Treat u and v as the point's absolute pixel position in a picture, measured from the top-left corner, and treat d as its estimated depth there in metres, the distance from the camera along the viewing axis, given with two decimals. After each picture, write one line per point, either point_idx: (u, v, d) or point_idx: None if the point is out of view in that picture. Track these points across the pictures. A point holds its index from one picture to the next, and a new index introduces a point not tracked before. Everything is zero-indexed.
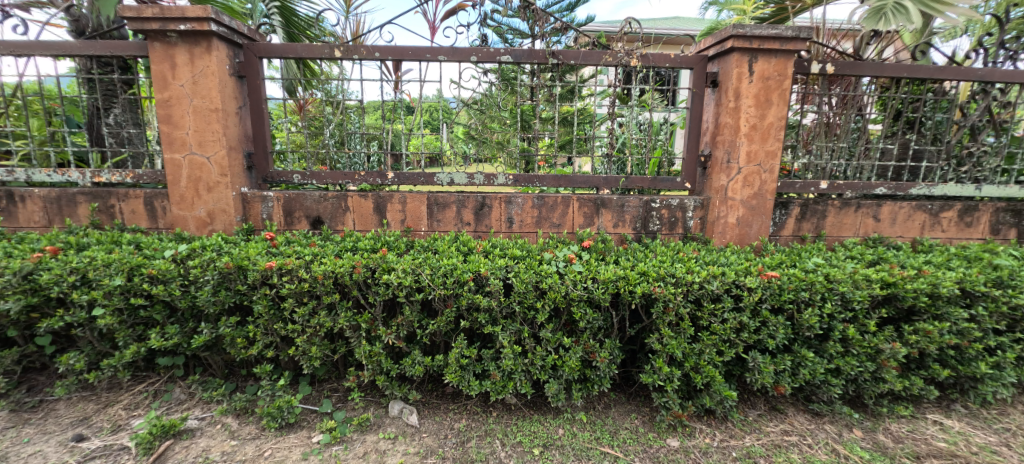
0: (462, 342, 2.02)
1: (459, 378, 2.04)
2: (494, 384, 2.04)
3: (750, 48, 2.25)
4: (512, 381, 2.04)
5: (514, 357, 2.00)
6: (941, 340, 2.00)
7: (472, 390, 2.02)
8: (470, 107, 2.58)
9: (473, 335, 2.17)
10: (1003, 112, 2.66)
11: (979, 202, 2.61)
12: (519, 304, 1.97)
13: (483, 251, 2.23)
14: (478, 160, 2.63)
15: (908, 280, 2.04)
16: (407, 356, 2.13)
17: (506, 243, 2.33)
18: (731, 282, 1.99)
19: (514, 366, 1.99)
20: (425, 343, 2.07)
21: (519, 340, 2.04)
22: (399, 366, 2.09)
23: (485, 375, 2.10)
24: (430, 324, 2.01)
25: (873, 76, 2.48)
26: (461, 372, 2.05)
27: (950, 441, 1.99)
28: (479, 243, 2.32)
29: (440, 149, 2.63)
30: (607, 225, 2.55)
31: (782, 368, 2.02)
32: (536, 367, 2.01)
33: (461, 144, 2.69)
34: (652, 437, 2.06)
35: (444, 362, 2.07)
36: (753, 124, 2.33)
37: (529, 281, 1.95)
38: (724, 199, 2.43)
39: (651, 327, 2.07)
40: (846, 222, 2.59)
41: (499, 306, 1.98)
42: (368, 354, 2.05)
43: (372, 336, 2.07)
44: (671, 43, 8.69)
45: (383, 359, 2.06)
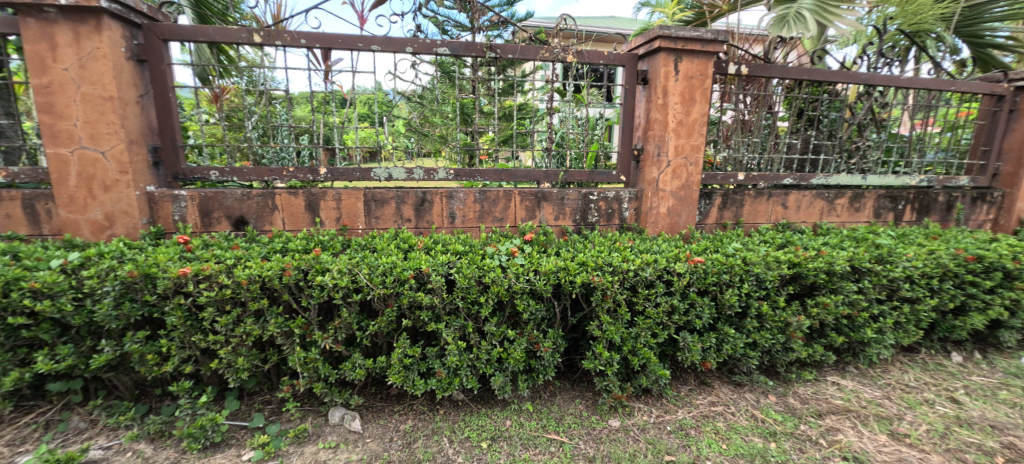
0: (407, 341, 1.97)
1: (403, 378, 1.99)
2: (439, 382, 2.02)
3: (675, 48, 2.40)
4: (458, 377, 2.03)
5: (459, 353, 1.99)
6: (837, 311, 2.29)
7: (417, 389, 1.99)
8: (411, 101, 2.49)
9: (417, 333, 2.12)
10: (880, 111, 3.07)
11: (864, 190, 3.00)
12: (463, 299, 1.95)
13: (425, 247, 2.18)
14: (420, 155, 2.58)
15: (810, 260, 2.30)
16: (347, 360, 2.04)
17: (446, 239, 2.29)
18: (663, 268, 2.12)
19: (461, 362, 1.98)
20: (366, 344, 1.99)
21: (464, 336, 2.02)
22: (339, 371, 2.00)
23: (429, 373, 2.07)
24: (371, 325, 1.93)
25: (780, 77, 2.74)
26: (404, 372, 2.00)
27: (845, 399, 2.29)
28: (420, 239, 2.27)
29: (382, 143, 2.52)
30: (549, 218, 2.60)
31: (708, 345, 2.20)
32: (481, 362, 2.02)
33: (403, 139, 2.60)
34: (595, 419, 2.16)
35: (386, 363, 2.01)
36: (680, 120, 2.49)
37: (473, 276, 1.94)
38: (656, 191, 2.58)
39: (591, 315, 2.15)
40: (760, 209, 2.85)
41: (442, 303, 1.95)
42: (304, 361, 1.93)
43: (307, 342, 1.96)
44: (605, 42, 8.99)
45: (321, 365, 1.96)
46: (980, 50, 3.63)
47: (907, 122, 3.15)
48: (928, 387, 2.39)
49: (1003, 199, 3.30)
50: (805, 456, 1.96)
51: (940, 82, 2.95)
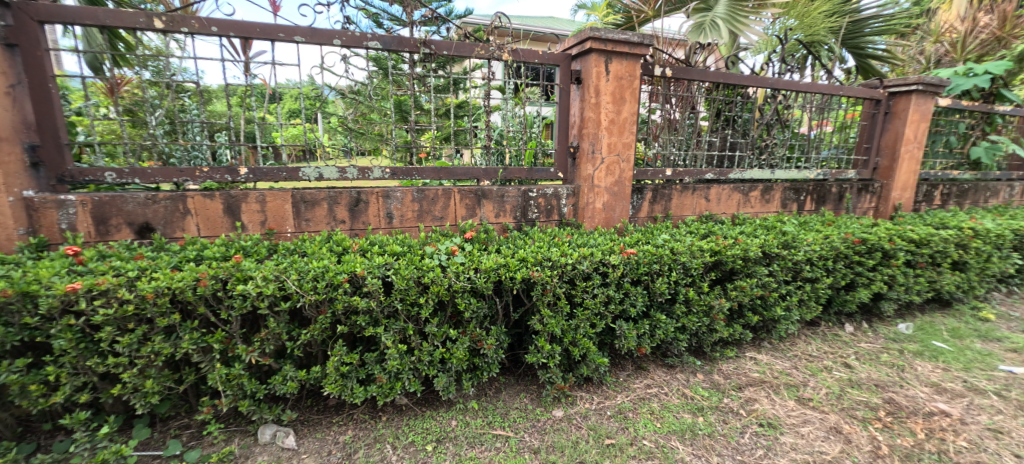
0: (343, 348, 1.88)
1: (340, 387, 1.90)
2: (380, 388, 1.95)
3: (605, 50, 2.50)
4: (400, 381, 1.97)
5: (400, 356, 1.93)
6: (752, 293, 2.54)
7: (356, 397, 1.91)
8: (346, 97, 2.39)
9: (355, 340, 2.02)
10: (784, 112, 3.43)
11: (773, 183, 3.34)
12: (402, 301, 1.89)
13: (360, 250, 2.07)
14: (361, 153, 2.47)
15: (728, 248, 2.52)
16: (277, 373, 1.91)
17: (382, 240, 2.20)
18: (599, 261, 2.21)
19: (402, 365, 1.93)
20: (298, 354, 1.87)
21: (405, 338, 1.97)
22: (268, 386, 1.86)
23: (369, 380, 1.99)
24: (303, 334, 1.81)
25: (700, 80, 2.96)
26: (342, 381, 1.91)
27: (761, 371, 2.54)
28: (356, 241, 2.16)
29: (316, 141, 2.37)
30: (489, 216, 2.60)
31: (642, 331, 2.34)
32: (423, 364, 1.97)
33: (338, 137, 2.47)
34: (540, 411, 2.21)
35: (322, 373, 1.91)
36: (612, 118, 2.61)
37: (412, 277, 1.88)
38: (592, 187, 2.68)
39: (532, 309, 2.19)
40: (686, 203, 3.07)
41: (380, 307, 1.87)
42: (226, 378, 1.78)
43: (230, 357, 1.80)
44: (541, 42, 9.16)
45: (247, 381, 1.81)
46: (862, 60, 4.17)
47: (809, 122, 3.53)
48: (826, 356, 2.72)
49: (882, 189, 3.82)
50: (728, 426, 2.14)
51: (830, 87, 3.34)
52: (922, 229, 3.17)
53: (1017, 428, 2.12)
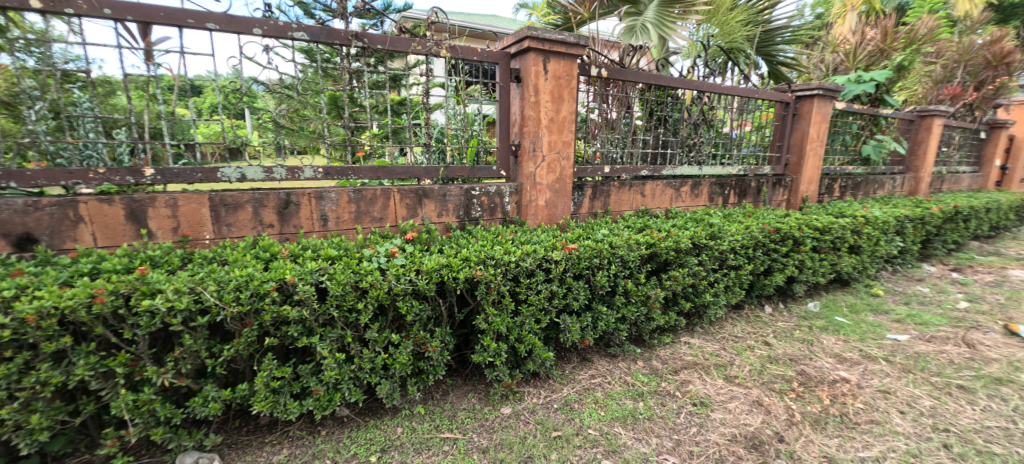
0: (274, 362, 1.73)
1: (272, 404, 1.75)
2: (317, 401, 1.82)
3: (543, 49, 2.53)
4: (339, 392, 1.85)
5: (338, 366, 1.80)
6: (683, 282, 2.72)
7: (290, 413, 1.77)
8: (276, 92, 2.23)
9: (287, 352, 1.87)
10: (709, 113, 3.69)
11: (701, 179, 3.59)
12: (338, 308, 1.74)
13: (291, 255, 1.91)
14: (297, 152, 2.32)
15: (662, 241, 2.66)
16: (197, 395, 1.72)
17: (315, 244, 2.03)
18: (542, 257, 2.22)
19: (341, 376, 1.81)
20: (221, 372, 1.69)
21: (343, 347, 1.84)
22: (186, 409, 1.67)
23: (305, 393, 1.85)
24: (224, 351, 1.63)
25: (634, 81, 3.10)
26: (273, 397, 1.76)
27: (694, 354, 2.73)
28: (285, 246, 1.98)
29: (241, 139, 2.18)
30: (431, 215, 2.52)
31: (585, 324, 2.41)
32: (365, 372, 1.86)
33: (267, 134, 2.29)
34: (488, 410, 2.20)
35: (250, 391, 1.74)
36: (551, 117, 2.65)
37: (349, 282, 1.74)
38: (534, 185, 2.71)
39: (477, 309, 2.14)
40: (624, 198, 3.21)
41: (313, 316, 1.71)
42: (134, 405, 1.57)
43: (137, 381, 1.59)
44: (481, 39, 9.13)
45: (160, 407, 1.61)
46: (773, 66, 4.60)
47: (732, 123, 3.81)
48: (748, 336, 2.98)
49: (792, 183, 4.25)
50: (666, 408, 2.27)
51: (746, 91, 3.65)
52: (824, 218, 3.56)
53: (900, 388, 2.45)
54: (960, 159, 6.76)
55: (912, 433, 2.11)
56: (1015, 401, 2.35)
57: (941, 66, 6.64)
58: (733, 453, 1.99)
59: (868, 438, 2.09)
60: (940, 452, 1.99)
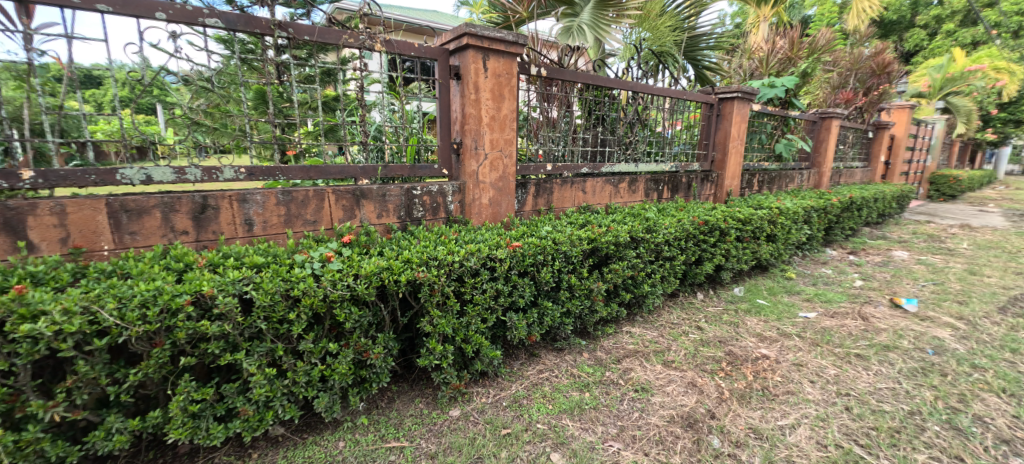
0: (193, 383, 1.55)
1: (191, 430, 1.58)
2: (246, 422, 1.67)
3: (482, 47, 2.50)
4: (271, 410, 1.71)
5: (268, 382, 1.66)
6: (623, 274, 2.82)
7: (214, 438, 1.61)
8: (190, 85, 2.02)
9: (209, 371, 1.69)
10: (643, 113, 3.84)
11: (636, 176, 3.76)
12: (266, 320, 1.60)
13: (210, 265, 1.72)
14: (218, 152, 2.11)
15: (603, 235, 2.74)
16: (98, 428, 1.51)
17: (237, 252, 1.85)
18: (486, 256, 2.18)
19: (273, 392, 1.67)
20: (127, 400, 1.50)
21: (274, 361, 1.70)
22: (85, 445, 1.46)
23: (232, 415, 1.69)
24: (130, 376, 1.44)
25: (572, 81, 3.17)
26: (193, 422, 1.59)
27: (635, 343, 2.84)
28: (202, 255, 1.79)
29: (146, 137, 1.94)
30: (370, 217, 2.39)
31: (531, 320, 2.43)
32: (300, 386, 1.73)
33: (179, 131, 2.06)
34: (436, 414, 2.15)
35: (164, 418, 1.56)
36: (492, 115, 2.63)
37: (278, 291, 1.60)
38: (477, 183, 2.67)
39: (421, 312, 2.07)
40: (566, 195, 3.27)
41: (239, 330, 1.56)
42: (16, 447, 1.34)
43: (19, 419, 1.36)
44: (418, 35, 8.94)
45: (50, 445, 1.40)
46: (698, 69, 4.90)
47: (665, 122, 4.01)
48: (683, 321, 3.16)
49: (717, 178, 4.56)
50: (610, 397, 2.34)
51: (675, 92, 3.87)
52: (745, 210, 3.86)
53: (811, 360, 2.70)
54: (853, 156, 7.63)
55: (821, 400, 2.34)
56: (902, 364, 2.68)
57: (837, 73, 7.44)
58: (672, 433, 2.09)
59: (786, 407, 2.28)
60: (842, 415, 2.22)
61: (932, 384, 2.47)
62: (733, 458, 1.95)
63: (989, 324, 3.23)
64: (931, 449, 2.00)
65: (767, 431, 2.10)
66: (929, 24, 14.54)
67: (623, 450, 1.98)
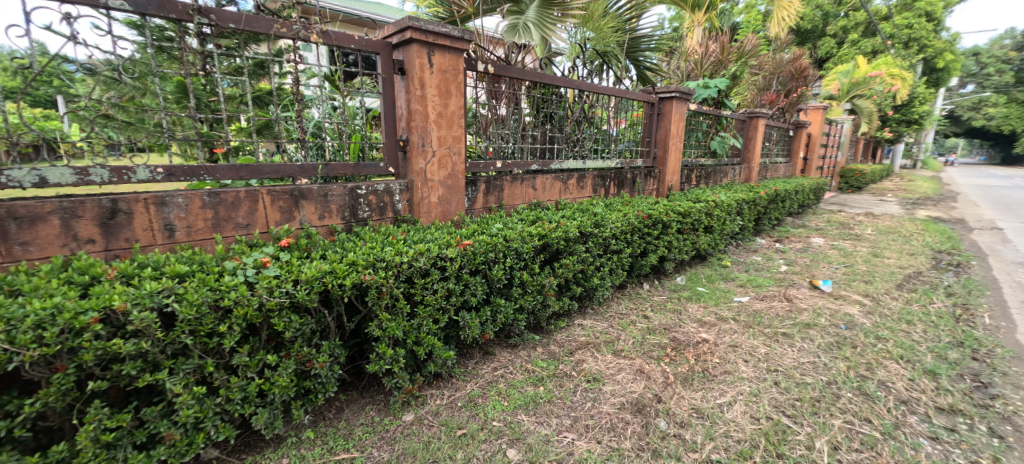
0: (104, 410, 1.39)
1: (106, 462, 1.42)
2: (173, 447, 1.52)
3: (427, 41, 2.43)
4: (203, 432, 1.57)
5: (198, 401, 1.52)
6: (574, 268, 2.87)
7: None
8: (95, 75, 1.81)
9: (127, 394, 1.52)
10: (589, 111, 3.92)
11: (584, 172, 3.84)
12: (193, 334, 1.46)
13: (123, 276, 1.55)
14: (133, 150, 1.90)
15: (553, 231, 2.76)
16: None
17: (155, 260, 1.67)
18: (436, 256, 2.13)
19: (203, 413, 1.53)
20: (23, 434, 1.31)
21: (204, 378, 1.56)
22: None
23: (155, 440, 1.54)
24: (25, 407, 1.26)
25: (519, 78, 3.18)
26: (108, 453, 1.43)
27: (587, 335, 2.91)
28: (113, 266, 1.60)
29: (40, 134, 1.71)
30: (311, 218, 2.26)
31: (484, 318, 2.41)
32: (235, 403, 1.60)
33: (82, 127, 1.83)
34: (389, 420, 2.07)
35: (72, 451, 1.38)
36: (439, 112, 2.57)
37: (206, 302, 1.46)
38: (425, 181, 2.61)
39: (369, 316, 1.98)
40: (516, 192, 3.27)
41: (160, 347, 1.42)
42: None
43: None
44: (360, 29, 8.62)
45: None
46: (640, 70, 5.08)
47: (610, 120, 4.12)
48: (631, 311, 3.28)
49: (660, 174, 4.76)
50: (564, 389, 2.37)
51: (618, 90, 3.99)
52: (685, 203, 4.05)
53: (745, 341, 2.89)
54: (778, 152, 8.26)
55: (754, 377, 2.50)
56: (820, 339, 2.93)
57: (763, 75, 8.02)
58: (623, 419, 2.16)
59: (724, 386, 2.42)
60: (772, 389, 2.39)
61: (845, 356, 2.72)
62: (678, 438, 2.04)
63: (890, 299, 3.62)
64: (846, 414, 2.20)
65: (708, 410, 2.22)
66: (837, 34, 16.03)
67: (577, 440, 2.02)
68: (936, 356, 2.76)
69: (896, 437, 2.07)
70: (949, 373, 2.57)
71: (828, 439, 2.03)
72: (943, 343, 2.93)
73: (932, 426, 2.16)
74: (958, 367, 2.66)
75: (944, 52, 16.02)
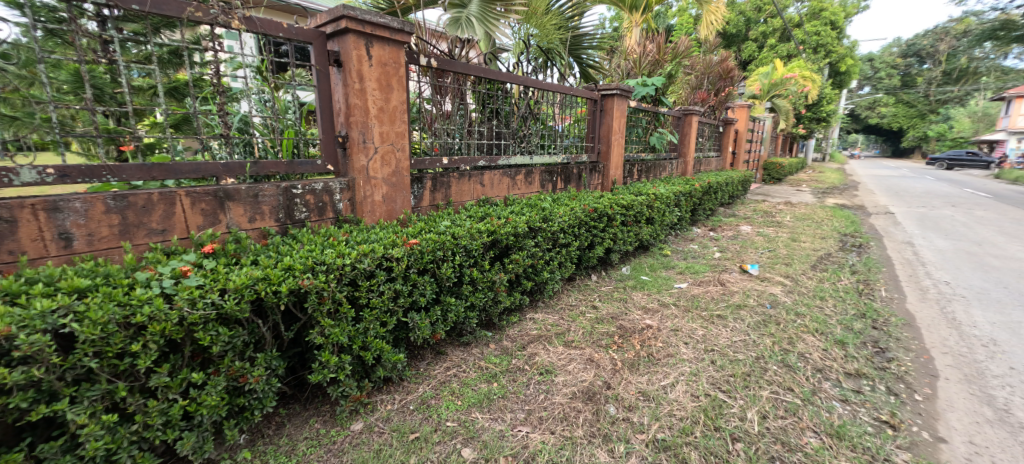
0: None
1: None
2: None
3: (364, 32, 2.31)
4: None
5: (109, 430, 1.36)
6: (524, 263, 2.88)
7: None
8: None
9: (18, 430, 1.33)
10: (535, 107, 3.94)
11: (531, 168, 3.87)
12: (100, 356, 1.29)
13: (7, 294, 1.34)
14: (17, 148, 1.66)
15: (502, 227, 2.74)
16: None
17: (47, 275, 1.45)
18: (381, 256, 2.03)
19: (116, 443, 1.37)
20: None
21: (117, 403, 1.39)
22: None
23: None
24: None
25: (463, 73, 3.16)
26: None
27: (539, 328, 2.93)
28: None
29: None
30: (240, 221, 2.08)
31: (435, 318, 2.35)
32: (156, 429, 1.44)
33: None
34: (336, 431, 1.97)
35: None
36: (380, 106, 2.46)
37: (112, 320, 1.29)
38: (368, 179, 2.49)
39: (309, 323, 1.86)
40: (464, 189, 3.23)
41: (58, 373, 1.24)
42: None
43: None
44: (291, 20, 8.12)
45: None
46: (583, 68, 5.19)
47: (556, 116, 4.17)
48: (580, 302, 3.35)
49: (604, 168, 4.90)
50: (517, 383, 2.37)
51: (561, 87, 4.05)
52: (628, 196, 4.19)
53: (684, 324, 3.05)
54: (710, 147, 8.79)
55: (694, 357, 2.64)
56: (749, 318, 3.15)
57: (695, 75, 8.48)
58: (575, 408, 2.19)
59: (667, 368, 2.53)
60: (709, 367, 2.53)
61: (771, 332, 2.94)
62: (627, 421, 2.11)
63: (806, 279, 3.97)
64: (772, 384, 2.38)
65: (653, 392, 2.31)
66: (757, 38, 17.27)
67: (531, 433, 2.02)
68: (844, 328, 3.06)
69: (814, 402, 2.26)
70: (855, 342, 2.87)
71: (758, 410, 2.18)
72: (850, 315, 3.26)
73: (842, 390, 2.39)
74: (862, 336, 2.96)
75: (846, 57, 17.74)
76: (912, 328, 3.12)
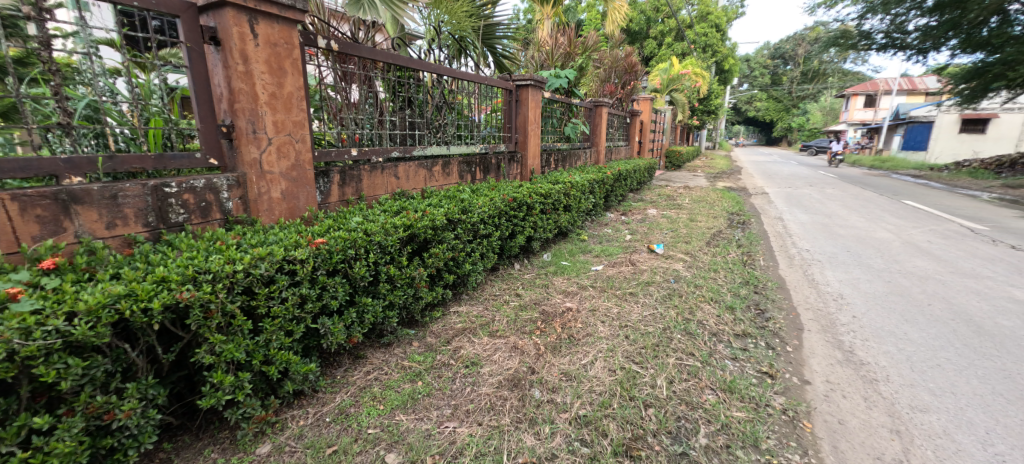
0: None
1: None
2: None
3: (246, 7, 2.05)
4: None
5: None
6: (444, 256, 2.81)
7: None
8: None
9: None
10: (449, 96, 3.83)
11: (449, 158, 3.77)
12: None
13: None
14: None
15: (419, 220, 2.63)
16: None
17: None
18: (281, 259, 1.84)
19: None
20: None
21: None
22: None
23: None
24: None
25: (370, 58, 2.95)
26: None
27: (463, 321, 2.89)
28: None
29: None
30: (95, 228, 1.75)
31: (350, 321, 2.19)
32: None
33: None
34: (239, 458, 1.77)
35: None
36: (271, 92, 2.22)
37: None
38: (262, 174, 2.24)
39: (194, 342, 1.63)
40: (377, 182, 3.05)
41: None
42: None
43: None
44: None
45: None
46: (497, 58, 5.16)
47: (472, 106, 4.11)
48: (503, 291, 3.36)
49: (522, 158, 4.94)
50: (442, 379, 2.31)
51: (476, 76, 3.99)
52: (546, 184, 4.27)
53: (601, 303, 3.20)
54: (619, 136, 9.31)
55: (610, 334, 2.77)
56: (656, 293, 3.38)
57: (603, 69, 8.90)
58: (502, 397, 2.19)
59: (587, 347, 2.63)
60: (624, 342, 2.68)
61: (675, 304, 3.19)
62: (551, 403, 2.15)
63: (702, 254, 4.36)
64: (677, 351, 2.57)
65: (574, 371, 2.38)
66: (656, 36, 18.61)
67: (458, 428, 1.98)
68: (733, 294, 3.41)
69: (711, 363, 2.49)
70: (741, 306, 3.21)
71: (666, 376, 2.34)
72: (737, 283, 3.65)
73: (733, 349, 2.66)
74: (747, 300, 3.33)
75: (729, 56, 19.82)
76: (784, 290, 3.57)
